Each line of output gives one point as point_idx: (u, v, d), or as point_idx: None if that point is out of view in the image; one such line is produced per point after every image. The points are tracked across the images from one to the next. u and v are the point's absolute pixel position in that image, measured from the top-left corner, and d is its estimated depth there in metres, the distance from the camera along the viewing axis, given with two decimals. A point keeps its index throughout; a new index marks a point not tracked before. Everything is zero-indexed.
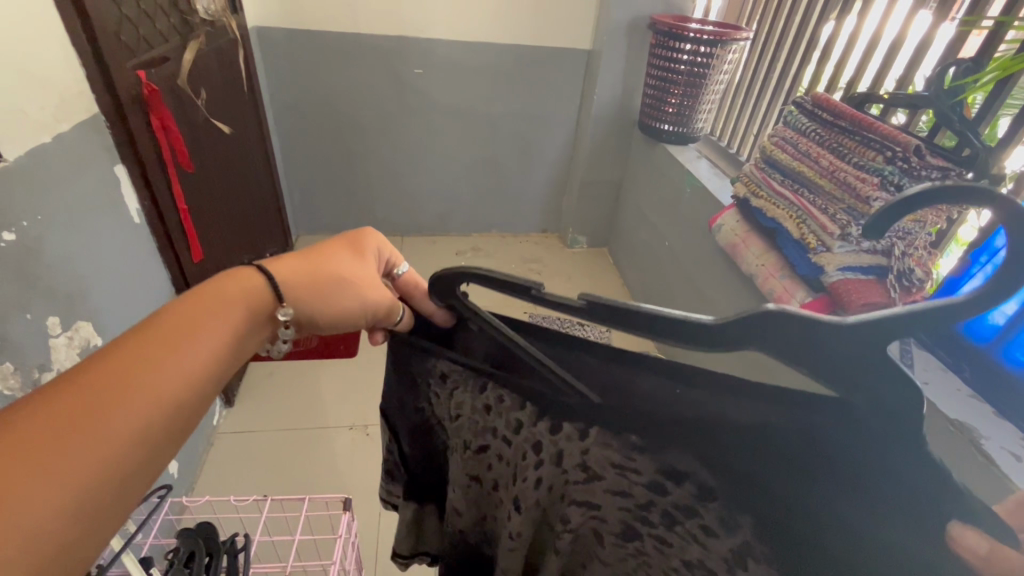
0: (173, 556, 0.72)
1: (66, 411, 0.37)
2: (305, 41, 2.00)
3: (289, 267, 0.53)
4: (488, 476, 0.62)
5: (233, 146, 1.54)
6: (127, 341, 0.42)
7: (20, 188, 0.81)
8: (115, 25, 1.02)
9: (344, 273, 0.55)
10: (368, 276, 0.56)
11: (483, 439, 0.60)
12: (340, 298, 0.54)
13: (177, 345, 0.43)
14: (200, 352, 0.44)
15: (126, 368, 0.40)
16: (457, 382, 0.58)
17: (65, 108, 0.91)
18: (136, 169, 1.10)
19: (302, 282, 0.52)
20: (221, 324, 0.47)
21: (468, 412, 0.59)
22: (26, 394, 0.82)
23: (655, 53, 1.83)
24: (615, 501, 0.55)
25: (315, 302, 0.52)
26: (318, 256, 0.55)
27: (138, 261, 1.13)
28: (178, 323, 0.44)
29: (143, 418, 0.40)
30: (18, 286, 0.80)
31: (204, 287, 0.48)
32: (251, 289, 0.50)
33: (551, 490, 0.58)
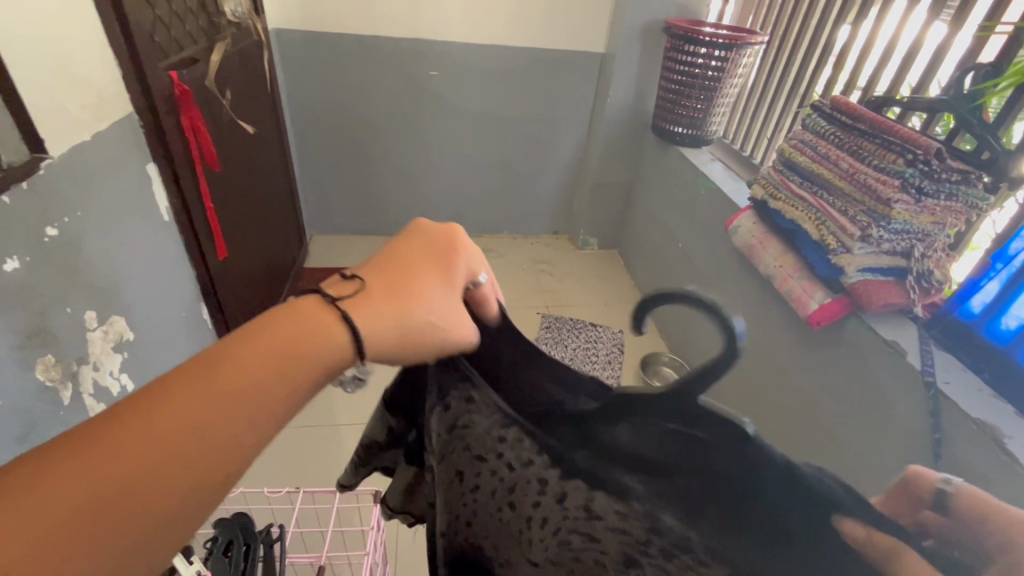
0: (212, 545, 0.74)
1: (101, 475, 0.32)
2: (323, 44, 2.03)
3: (370, 309, 0.44)
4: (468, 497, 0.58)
5: (255, 145, 1.56)
6: (186, 392, 0.36)
7: (62, 185, 0.83)
8: (149, 27, 1.04)
9: (426, 307, 0.46)
10: (453, 309, 0.48)
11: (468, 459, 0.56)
12: (419, 342, 0.47)
13: (230, 412, 0.36)
14: (252, 424, 0.37)
15: (173, 434, 0.34)
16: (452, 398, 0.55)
17: (103, 107, 0.93)
18: (166, 168, 1.12)
19: (381, 331, 0.44)
20: (284, 386, 0.39)
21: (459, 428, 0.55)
22: (65, 385, 0.84)
23: (670, 56, 1.85)
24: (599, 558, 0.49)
25: (390, 352, 0.45)
26: (402, 290, 0.46)
27: (167, 258, 1.15)
28: (243, 383, 0.37)
29: (176, 499, 0.34)
30: (58, 280, 0.82)
31: (283, 328, 0.40)
32: (322, 339, 0.41)
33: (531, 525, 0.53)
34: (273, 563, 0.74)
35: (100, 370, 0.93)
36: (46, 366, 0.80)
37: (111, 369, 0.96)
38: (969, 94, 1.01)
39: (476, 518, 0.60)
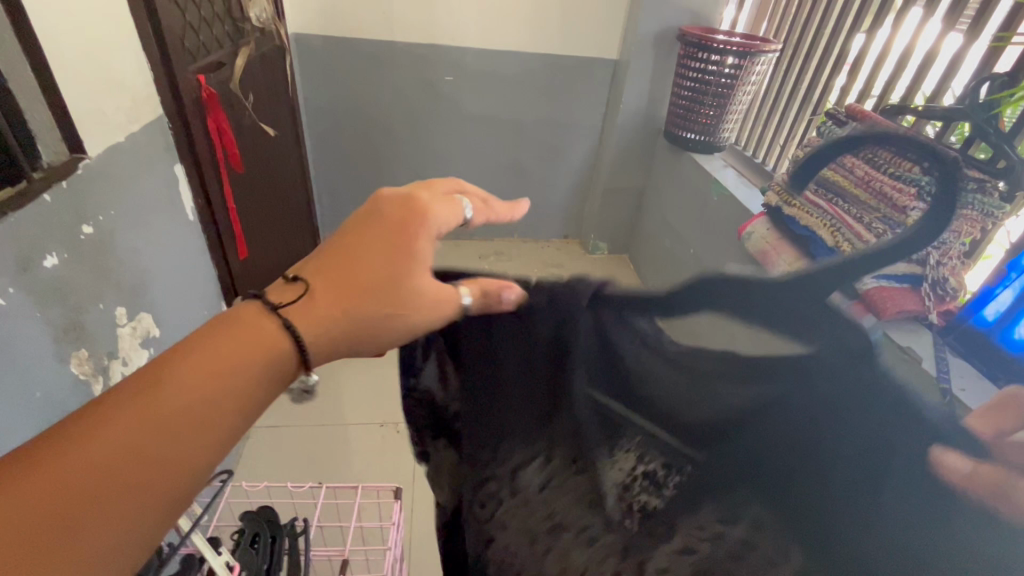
0: (239, 537, 0.76)
1: (47, 505, 0.35)
2: (341, 48, 2.06)
3: (323, 307, 0.45)
4: (519, 525, 0.56)
5: (275, 148, 1.59)
6: (122, 416, 0.38)
7: (97, 185, 0.85)
8: (180, 32, 1.06)
9: (402, 289, 0.47)
10: (428, 283, 0.48)
11: (523, 479, 0.55)
12: (394, 329, 0.48)
13: (172, 431, 0.38)
14: (197, 438, 0.40)
15: (113, 458, 0.37)
16: (502, 411, 0.55)
17: (136, 110, 0.96)
18: (193, 169, 1.15)
19: (339, 323, 0.46)
20: (227, 399, 0.41)
21: (507, 445, 0.55)
22: (97, 379, 0.87)
23: (684, 63, 1.86)
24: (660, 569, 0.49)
25: (361, 345, 0.48)
26: (371, 277, 0.47)
27: (191, 256, 1.18)
28: (189, 404, 0.39)
29: (132, 513, 0.37)
30: (92, 277, 0.84)
31: (217, 345, 0.42)
32: (263, 348, 0.43)
33: (594, 546, 0.53)
34: (297, 556, 0.76)
35: (129, 365, 0.95)
36: (80, 360, 0.83)
37: (139, 364, 0.98)
38: (985, 104, 1.02)
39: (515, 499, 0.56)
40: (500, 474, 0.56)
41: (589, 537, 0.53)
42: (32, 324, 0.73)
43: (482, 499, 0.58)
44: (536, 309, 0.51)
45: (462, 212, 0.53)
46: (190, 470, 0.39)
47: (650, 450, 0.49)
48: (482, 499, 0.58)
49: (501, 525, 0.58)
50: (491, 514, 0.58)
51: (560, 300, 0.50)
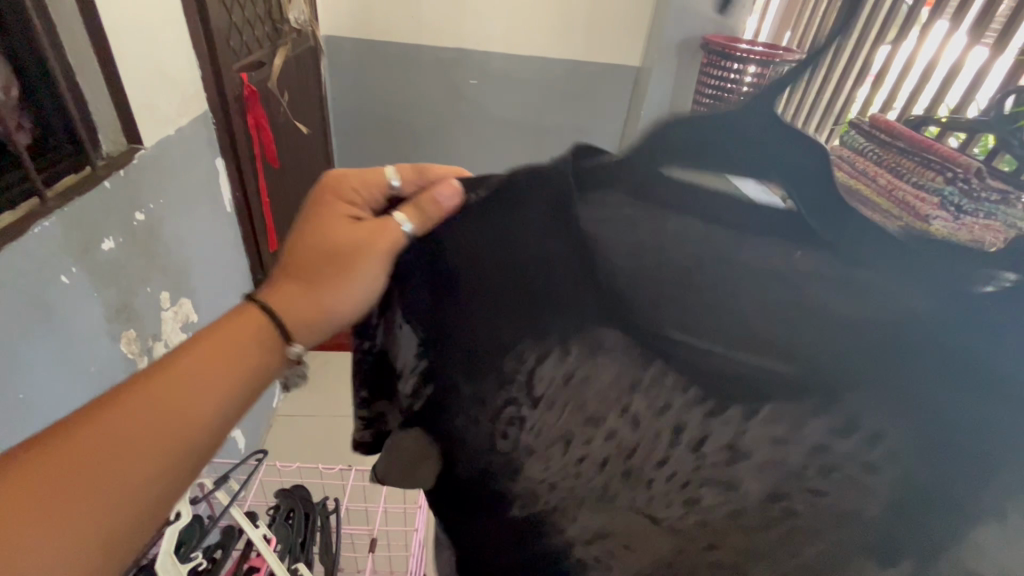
0: (275, 512, 0.79)
1: (59, 473, 0.39)
2: (372, 52, 2.12)
3: (286, 295, 0.48)
4: (545, 435, 0.52)
5: (306, 145, 1.64)
6: (134, 395, 0.42)
7: (150, 175, 0.90)
8: (226, 31, 1.11)
9: (333, 255, 0.47)
10: (357, 233, 0.46)
11: (539, 383, 0.50)
12: (348, 297, 0.47)
13: (184, 400, 0.43)
14: (196, 415, 0.43)
15: (121, 431, 0.41)
16: (500, 320, 0.48)
17: (185, 104, 1.01)
18: (232, 163, 1.19)
19: (304, 301, 0.47)
20: (226, 382, 0.45)
21: (516, 354, 0.49)
22: (142, 358, 0.91)
23: (707, 71, 1.88)
24: (726, 438, 0.46)
25: (329, 323, 0.48)
26: (314, 259, 0.48)
27: (227, 247, 1.22)
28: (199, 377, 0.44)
29: (133, 484, 0.41)
30: (142, 262, 0.89)
31: (218, 334, 0.46)
32: (252, 327, 0.47)
33: (636, 434, 0.49)
34: (330, 533, 0.79)
35: (170, 347, 1.00)
36: (129, 340, 0.87)
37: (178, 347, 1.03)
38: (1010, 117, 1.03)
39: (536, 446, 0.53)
40: (512, 392, 0.51)
41: (629, 422, 0.49)
42: (89, 304, 0.77)
43: (503, 421, 0.52)
44: (530, 211, 0.43)
45: (388, 182, 0.50)
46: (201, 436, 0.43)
47: (652, 354, 0.45)
48: (497, 421, 0.52)
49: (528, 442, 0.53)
50: (513, 433, 0.53)
51: (558, 198, 0.42)
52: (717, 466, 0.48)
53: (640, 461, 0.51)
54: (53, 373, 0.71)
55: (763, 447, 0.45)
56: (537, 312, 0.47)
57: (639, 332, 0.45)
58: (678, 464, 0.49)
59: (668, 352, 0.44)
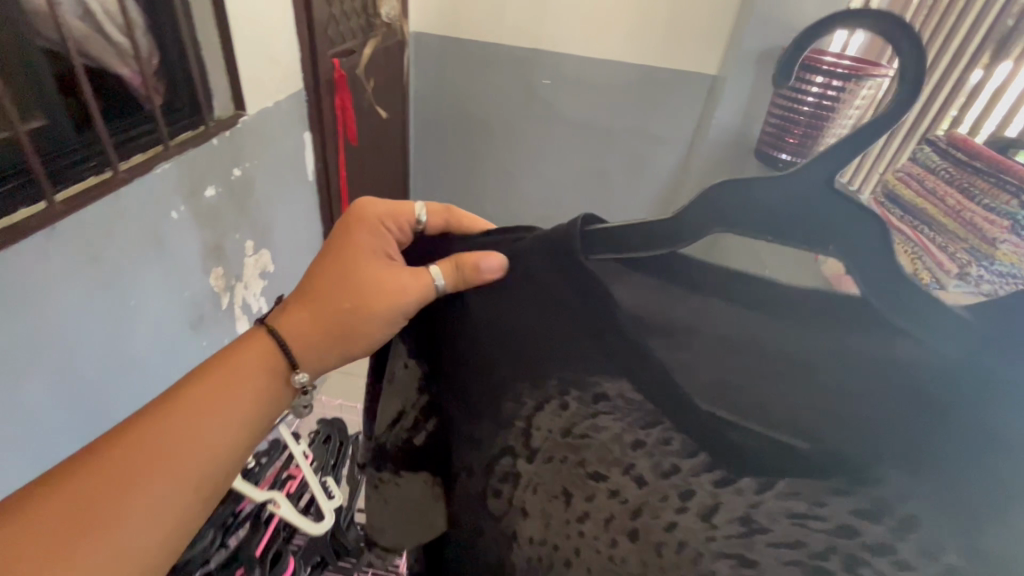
0: (314, 436, 0.90)
1: (77, 509, 0.40)
2: (456, 48, 2.26)
3: (297, 323, 0.51)
4: (541, 493, 0.50)
5: (385, 129, 1.79)
6: (136, 431, 0.43)
7: (248, 140, 1.05)
8: (326, 21, 1.26)
9: (356, 291, 0.50)
10: (389, 277, 0.49)
11: (537, 430, 0.49)
12: (364, 333, 0.51)
13: (205, 412, 0.46)
14: (213, 437, 0.45)
15: (139, 460, 0.42)
16: (505, 364, 0.49)
17: (284, 83, 1.16)
18: (317, 138, 1.34)
19: (317, 335, 0.51)
20: (239, 406, 0.47)
21: (517, 395, 0.50)
22: (225, 294, 1.07)
23: (784, 82, 1.84)
24: (738, 508, 0.43)
25: (342, 355, 0.52)
26: (333, 289, 0.51)
27: (305, 212, 1.38)
28: (217, 395, 0.46)
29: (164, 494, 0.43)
30: (234, 212, 1.04)
31: (223, 365, 0.48)
32: (266, 355, 0.50)
33: (642, 493, 0.46)
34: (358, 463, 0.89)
35: (247, 289, 1.15)
36: (217, 276, 1.03)
37: (254, 290, 1.18)
38: None
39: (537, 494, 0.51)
40: (511, 439, 0.51)
41: (633, 483, 0.46)
42: (190, 240, 0.93)
43: (500, 478, 0.52)
44: (536, 276, 0.46)
45: (416, 215, 0.52)
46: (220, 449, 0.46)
47: (663, 413, 0.45)
48: (495, 474, 0.52)
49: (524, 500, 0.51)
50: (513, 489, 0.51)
51: (567, 274, 0.45)
52: (729, 540, 0.43)
53: (647, 528, 0.46)
54: (157, 290, 0.87)
55: (782, 524, 0.42)
56: (547, 351, 0.48)
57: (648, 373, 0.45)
58: (686, 535, 0.44)
59: (682, 410, 0.44)
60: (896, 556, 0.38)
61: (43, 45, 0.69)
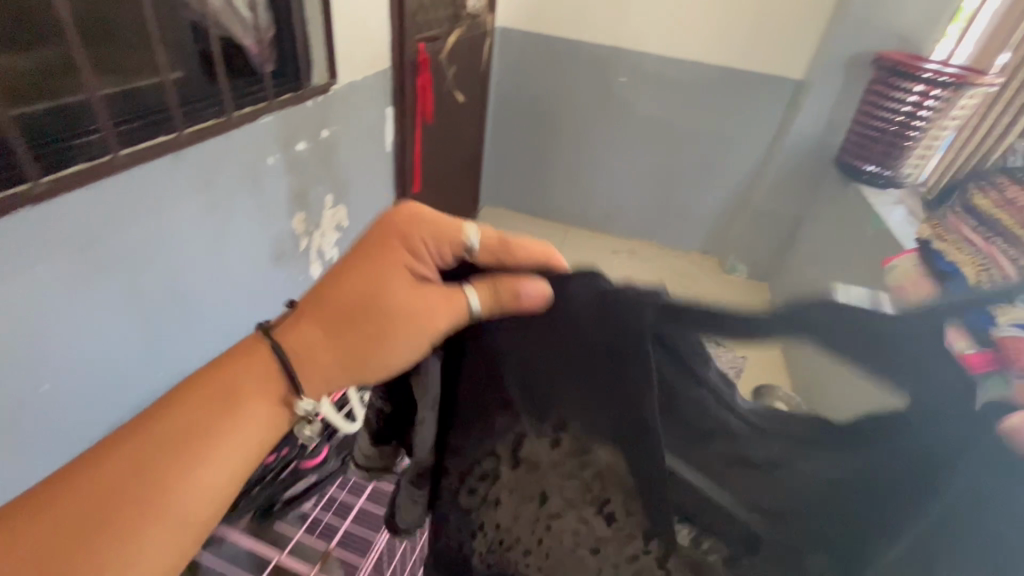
0: None
1: (50, 553, 0.33)
2: (541, 46, 2.37)
3: (305, 342, 0.41)
4: (514, 507, 0.49)
5: (461, 114, 1.93)
6: (108, 477, 0.35)
7: (336, 107, 1.21)
8: (417, 9, 1.41)
9: (382, 311, 0.41)
10: (428, 299, 0.42)
11: (530, 452, 0.47)
12: (380, 359, 0.42)
13: (193, 451, 0.36)
14: (203, 474, 0.36)
15: (120, 496, 0.34)
16: (514, 383, 0.46)
17: (373, 61, 1.31)
18: (397, 114, 1.49)
19: (330, 355, 0.41)
20: (232, 433, 0.38)
21: (510, 416, 0.46)
22: (304, 237, 1.24)
23: (874, 88, 1.75)
24: (690, 557, 0.42)
25: (355, 381, 0.42)
26: (349, 304, 0.41)
27: (380, 180, 1.53)
28: (211, 430, 0.37)
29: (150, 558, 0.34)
30: (318, 169, 1.21)
31: (211, 384, 0.39)
32: (267, 381, 0.40)
33: (612, 530, 0.45)
34: None
35: (324, 237, 1.32)
36: (299, 221, 1.20)
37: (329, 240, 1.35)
38: None
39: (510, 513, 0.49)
40: (495, 448, 0.47)
41: (606, 520, 0.45)
42: (279, 186, 1.09)
43: (472, 483, 0.49)
44: (575, 315, 0.44)
45: (465, 240, 0.43)
46: (222, 499, 0.37)
47: (654, 469, 0.42)
48: (467, 486, 0.49)
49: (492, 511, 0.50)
50: (475, 506, 0.50)
51: (603, 316, 0.43)
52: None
53: (607, 559, 0.46)
54: (249, 223, 1.04)
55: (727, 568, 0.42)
56: (563, 375, 0.45)
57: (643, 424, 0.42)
58: (644, 575, 0.45)
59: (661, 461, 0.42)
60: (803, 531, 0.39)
61: (190, 16, 0.87)
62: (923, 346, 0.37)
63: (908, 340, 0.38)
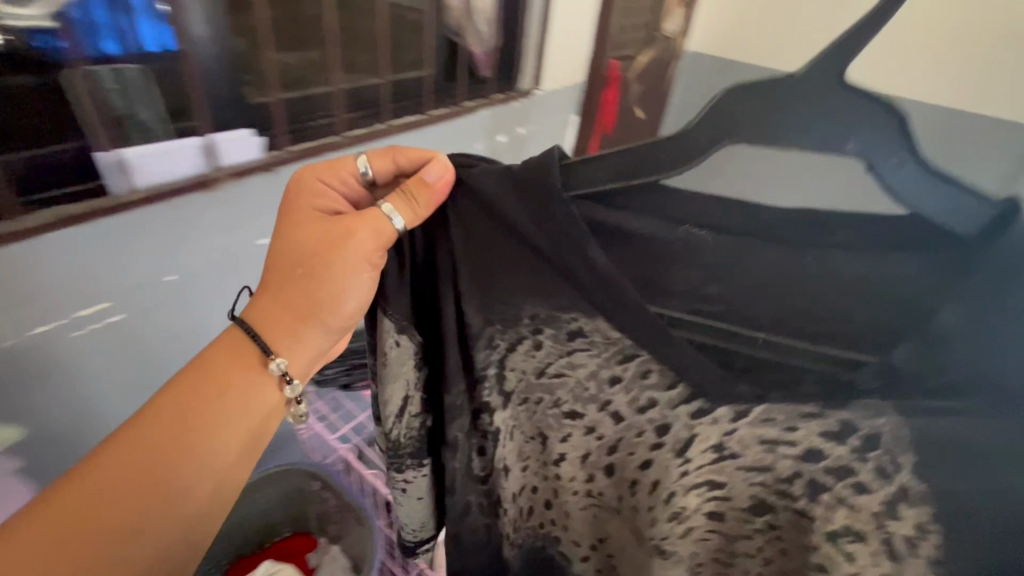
0: None
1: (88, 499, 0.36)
2: None
3: (263, 307, 0.41)
4: (518, 436, 0.49)
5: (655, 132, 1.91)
6: (121, 454, 0.38)
7: (535, 108, 1.32)
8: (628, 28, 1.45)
9: (307, 252, 0.40)
10: (334, 224, 0.39)
11: (510, 372, 0.45)
12: (327, 295, 0.40)
13: (194, 426, 0.39)
14: (211, 445, 0.40)
15: (137, 459, 0.38)
16: (473, 290, 0.41)
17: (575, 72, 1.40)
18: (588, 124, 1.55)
19: (282, 310, 0.41)
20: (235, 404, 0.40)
21: (486, 343, 0.43)
22: None
23: None
24: (711, 438, 0.39)
25: (314, 325, 0.41)
26: (288, 257, 0.40)
27: None
28: (212, 404, 0.40)
29: (180, 510, 0.39)
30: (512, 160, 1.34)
31: (200, 373, 0.40)
32: (242, 353, 0.41)
33: (618, 429, 0.43)
34: None
35: None
36: None
37: None
38: None
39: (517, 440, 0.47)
40: (479, 383, 0.45)
41: (609, 419, 0.43)
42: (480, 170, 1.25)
43: (479, 440, 0.48)
44: (496, 210, 0.38)
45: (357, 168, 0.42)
46: (231, 454, 0.41)
47: (640, 340, 0.38)
48: (471, 445, 0.48)
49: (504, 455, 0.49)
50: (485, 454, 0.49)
51: (535, 211, 0.36)
52: (702, 472, 0.40)
53: (624, 462, 0.44)
54: None
55: (753, 450, 0.38)
56: (531, 265, 0.39)
57: (620, 305, 0.37)
58: (662, 473, 0.42)
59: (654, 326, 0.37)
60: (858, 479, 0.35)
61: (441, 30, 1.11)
62: (870, 118, 0.31)
63: (873, 121, 0.31)
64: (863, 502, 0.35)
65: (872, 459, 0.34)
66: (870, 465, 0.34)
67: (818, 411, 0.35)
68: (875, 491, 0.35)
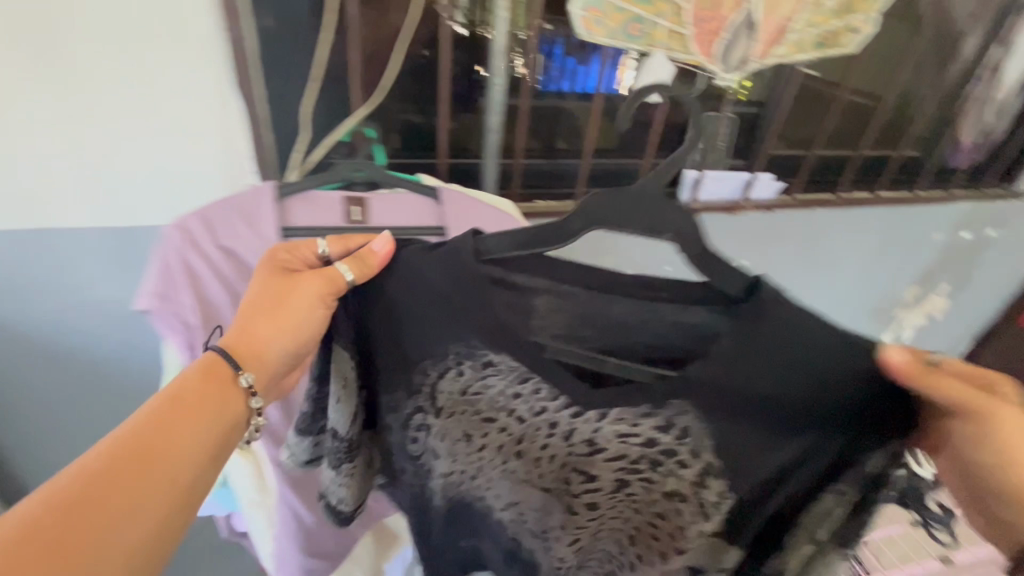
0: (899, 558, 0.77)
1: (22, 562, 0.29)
2: None
3: (247, 326, 0.42)
4: (448, 441, 0.49)
5: None
6: (77, 486, 0.32)
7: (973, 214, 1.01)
8: None
9: (275, 300, 0.42)
10: (302, 281, 0.42)
11: (438, 394, 0.47)
12: (294, 325, 0.42)
13: (170, 438, 0.36)
14: (183, 458, 0.36)
15: (99, 486, 0.33)
16: (405, 326, 0.45)
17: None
18: None
19: (251, 339, 0.42)
20: (207, 424, 0.38)
21: (418, 369, 0.46)
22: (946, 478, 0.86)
23: None
24: (582, 430, 0.44)
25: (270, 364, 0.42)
26: (260, 306, 0.42)
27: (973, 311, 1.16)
28: (191, 423, 0.37)
29: (147, 527, 0.34)
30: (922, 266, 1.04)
31: (181, 394, 0.38)
32: (222, 374, 0.40)
33: (522, 427, 0.46)
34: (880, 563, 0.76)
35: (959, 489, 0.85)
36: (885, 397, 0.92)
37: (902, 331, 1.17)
38: None
39: (442, 445, 0.49)
40: (420, 387, 0.47)
41: (516, 419, 0.46)
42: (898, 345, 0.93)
43: (413, 434, 0.49)
44: (425, 277, 0.43)
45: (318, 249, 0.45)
46: (206, 464, 0.38)
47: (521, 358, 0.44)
48: (410, 426, 0.49)
49: (435, 452, 0.49)
50: (424, 444, 0.49)
51: (461, 279, 0.43)
52: (579, 457, 0.44)
53: (530, 450, 0.46)
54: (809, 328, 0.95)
55: (611, 441, 0.43)
56: (446, 315, 0.44)
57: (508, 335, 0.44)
58: (556, 453, 0.45)
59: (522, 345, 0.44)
60: (676, 455, 0.42)
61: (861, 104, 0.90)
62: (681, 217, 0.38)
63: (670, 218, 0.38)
64: (683, 472, 0.42)
65: (686, 444, 0.41)
66: (685, 447, 0.41)
67: (648, 411, 0.41)
68: (691, 466, 0.42)
